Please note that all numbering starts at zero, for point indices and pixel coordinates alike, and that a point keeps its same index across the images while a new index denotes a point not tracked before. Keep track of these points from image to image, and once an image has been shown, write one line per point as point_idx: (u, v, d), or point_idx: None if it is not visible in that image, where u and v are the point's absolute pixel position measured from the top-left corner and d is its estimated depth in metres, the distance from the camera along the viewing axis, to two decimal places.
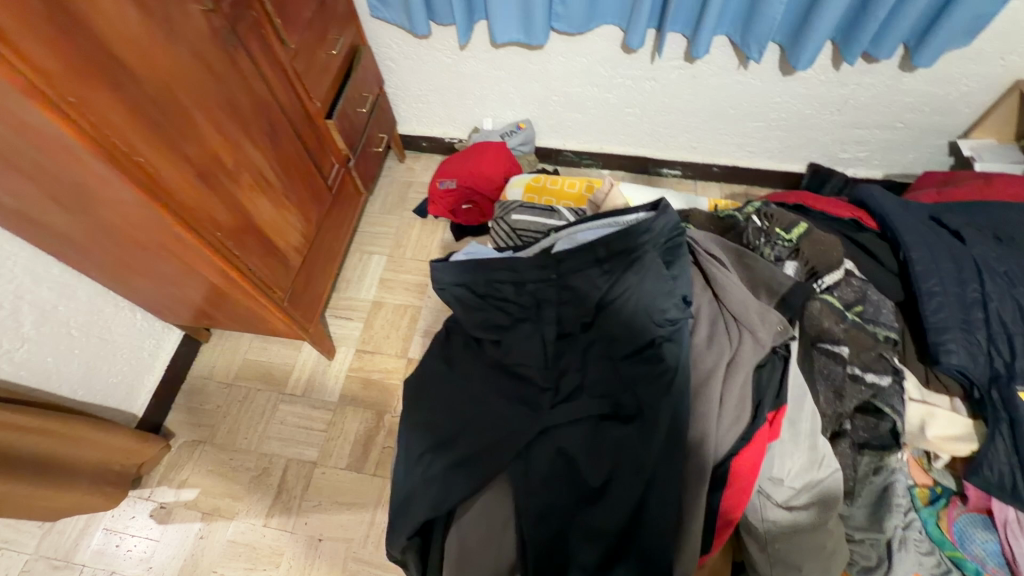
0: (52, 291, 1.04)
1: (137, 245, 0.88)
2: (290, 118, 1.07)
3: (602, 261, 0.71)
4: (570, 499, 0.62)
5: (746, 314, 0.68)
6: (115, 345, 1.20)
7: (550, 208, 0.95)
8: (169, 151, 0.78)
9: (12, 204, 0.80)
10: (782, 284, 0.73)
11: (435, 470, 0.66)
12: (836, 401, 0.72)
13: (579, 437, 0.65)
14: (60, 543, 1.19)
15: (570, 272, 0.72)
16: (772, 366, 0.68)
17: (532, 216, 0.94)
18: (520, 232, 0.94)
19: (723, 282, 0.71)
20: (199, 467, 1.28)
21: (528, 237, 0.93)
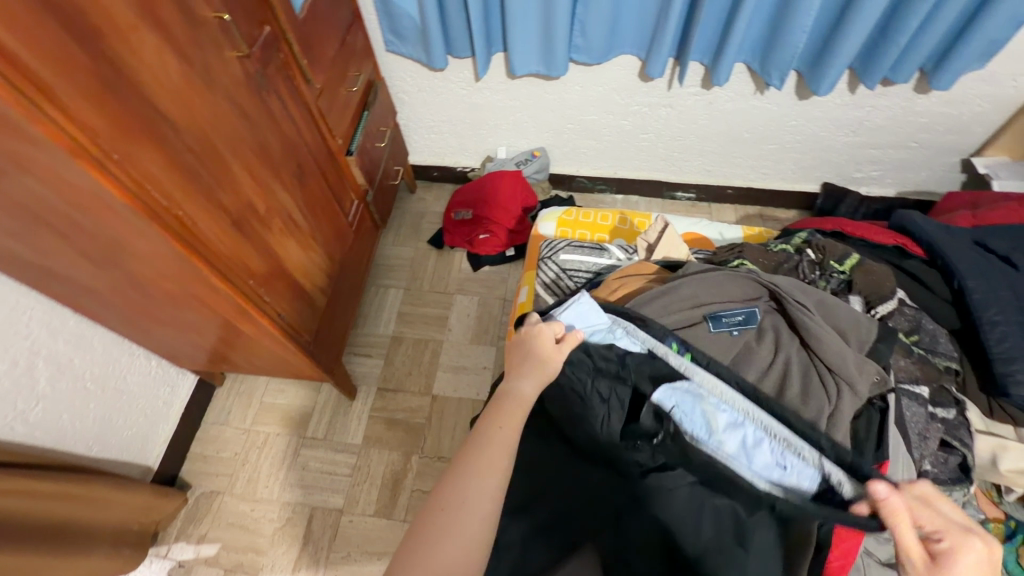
0: (68, 344, 0.99)
1: (167, 298, 0.85)
2: (315, 158, 1.05)
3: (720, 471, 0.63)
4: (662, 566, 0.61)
5: (844, 366, 0.67)
6: (130, 395, 1.14)
7: (599, 246, 0.94)
8: (205, 202, 0.76)
9: (40, 257, 0.76)
10: (870, 331, 0.71)
11: (514, 536, 0.68)
12: (920, 442, 0.69)
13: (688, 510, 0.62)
14: None
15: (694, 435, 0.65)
16: (869, 418, 0.67)
17: (581, 256, 0.92)
18: (570, 271, 0.91)
19: (816, 333, 0.70)
20: (219, 520, 1.22)
21: (578, 277, 0.90)
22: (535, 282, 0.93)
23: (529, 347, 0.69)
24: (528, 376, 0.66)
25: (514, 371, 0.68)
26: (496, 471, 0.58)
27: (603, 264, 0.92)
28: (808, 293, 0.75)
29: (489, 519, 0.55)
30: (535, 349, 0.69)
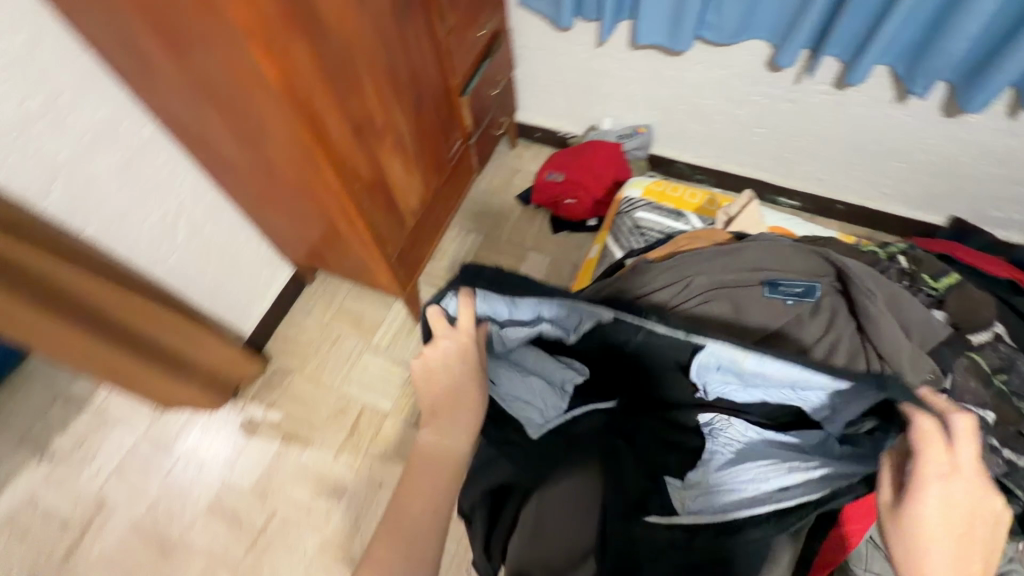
0: (205, 211, 1.17)
1: (288, 184, 0.99)
2: (434, 91, 1.14)
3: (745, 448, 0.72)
4: (662, 513, 0.68)
5: (897, 357, 0.64)
6: (241, 269, 1.33)
7: (676, 213, 0.99)
8: (338, 103, 0.87)
9: (209, 127, 0.92)
10: (934, 335, 0.69)
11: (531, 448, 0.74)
12: None
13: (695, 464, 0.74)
14: (166, 430, 1.38)
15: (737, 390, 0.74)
16: None
17: (657, 217, 0.99)
18: (643, 229, 0.98)
19: (874, 318, 0.67)
20: (287, 393, 1.40)
21: (650, 235, 0.97)
22: (609, 235, 1.01)
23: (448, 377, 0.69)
24: (463, 431, 0.69)
25: (446, 418, 0.69)
26: (428, 545, 0.65)
27: (676, 229, 0.97)
28: (882, 285, 0.71)
29: (439, 511, 0.67)
30: (452, 397, 0.69)
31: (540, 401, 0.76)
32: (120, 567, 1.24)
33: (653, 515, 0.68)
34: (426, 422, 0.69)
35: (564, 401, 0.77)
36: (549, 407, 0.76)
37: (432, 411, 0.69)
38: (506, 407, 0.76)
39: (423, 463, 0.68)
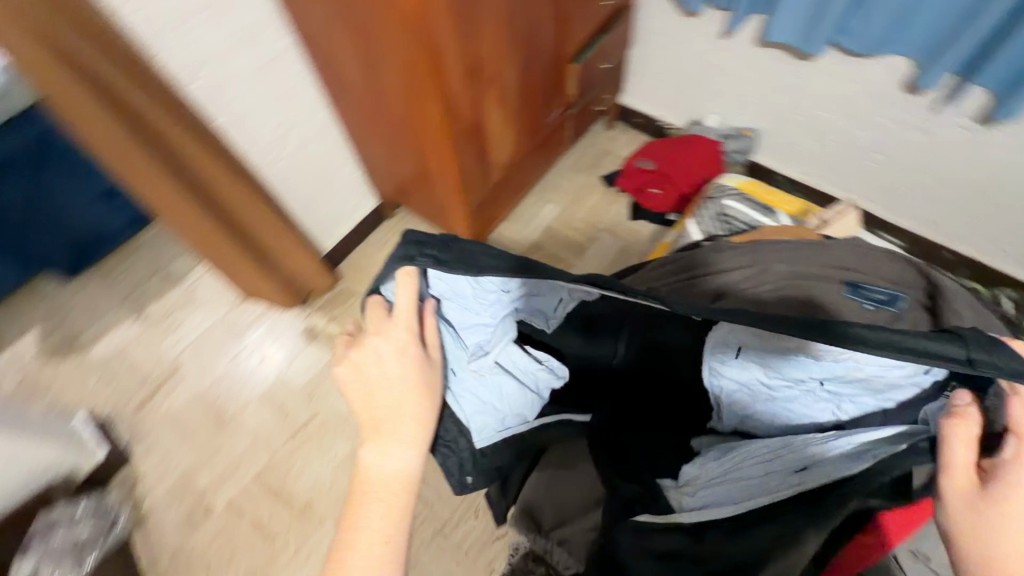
0: (316, 127, 1.28)
1: (397, 112, 1.06)
2: (547, 52, 1.16)
3: (772, 448, 0.70)
4: (656, 514, 0.70)
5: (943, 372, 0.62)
6: (335, 189, 1.44)
7: (766, 206, 0.98)
8: (459, 44, 0.91)
9: (344, 48, 1.00)
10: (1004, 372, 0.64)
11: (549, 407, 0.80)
12: None
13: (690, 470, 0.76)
14: (240, 318, 1.53)
15: (771, 392, 0.77)
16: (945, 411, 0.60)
17: (746, 208, 0.98)
18: (728, 218, 0.98)
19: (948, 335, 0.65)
20: (349, 312, 1.51)
21: (735, 226, 0.97)
22: (691, 218, 1.02)
23: (388, 383, 0.64)
24: (408, 448, 0.64)
25: (386, 434, 0.64)
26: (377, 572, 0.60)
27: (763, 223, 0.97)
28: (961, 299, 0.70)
29: (404, 518, 0.63)
30: (393, 407, 0.64)
31: (506, 411, 0.75)
32: (180, 423, 1.40)
33: (644, 514, 0.71)
34: (367, 438, 0.65)
35: (531, 411, 0.78)
36: (515, 416, 0.76)
37: (374, 427, 0.65)
38: (469, 424, 0.73)
39: (364, 489, 0.64)
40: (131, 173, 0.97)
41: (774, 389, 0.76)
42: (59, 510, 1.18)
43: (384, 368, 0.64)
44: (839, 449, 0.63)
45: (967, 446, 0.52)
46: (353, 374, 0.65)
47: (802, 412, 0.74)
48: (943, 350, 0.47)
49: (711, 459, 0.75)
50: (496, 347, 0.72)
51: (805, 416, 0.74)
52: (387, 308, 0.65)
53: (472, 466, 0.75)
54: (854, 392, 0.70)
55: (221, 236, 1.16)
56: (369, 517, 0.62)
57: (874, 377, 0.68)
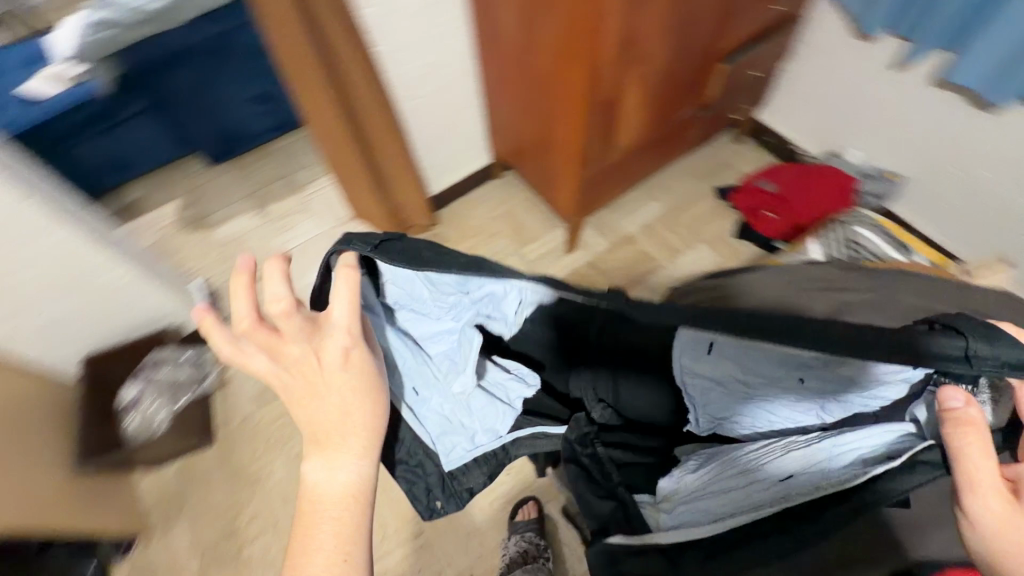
0: (460, 75, 1.35)
1: (543, 72, 1.10)
2: (700, 45, 1.14)
3: (755, 455, 0.75)
4: (631, 538, 0.71)
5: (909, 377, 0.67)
6: (458, 138, 1.52)
7: (900, 244, 1.17)
8: (623, 17, 0.92)
9: (515, 12, 1.06)
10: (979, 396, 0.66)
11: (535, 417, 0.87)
12: None
13: (668, 485, 0.84)
14: (344, 235, 1.68)
15: (750, 393, 0.83)
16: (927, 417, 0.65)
17: (879, 239, 1.18)
18: (859, 244, 1.19)
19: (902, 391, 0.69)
20: None
21: (861, 251, 1.18)
22: (822, 239, 1.25)
23: (324, 379, 0.55)
24: (353, 452, 0.56)
25: (331, 439, 0.55)
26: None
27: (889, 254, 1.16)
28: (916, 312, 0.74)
29: (359, 532, 0.55)
30: (338, 416, 0.55)
31: (475, 427, 0.78)
32: None
33: (618, 538, 0.72)
34: (309, 451, 0.55)
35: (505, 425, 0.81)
36: (486, 433, 0.79)
37: (314, 434, 0.55)
38: (437, 446, 0.75)
39: (308, 507, 0.54)
40: (292, 66, 1.07)
41: (755, 391, 0.83)
42: (170, 350, 1.34)
43: (325, 365, 0.55)
44: (823, 460, 0.66)
45: (980, 454, 0.50)
46: (286, 377, 0.55)
47: (786, 415, 0.79)
48: (946, 350, 0.46)
49: (691, 470, 0.83)
50: (469, 363, 0.73)
51: (790, 420, 0.79)
52: (303, 304, 0.56)
53: (442, 490, 0.78)
54: (836, 395, 0.74)
55: (352, 147, 1.25)
56: (320, 537, 0.53)
57: (862, 376, 0.69)
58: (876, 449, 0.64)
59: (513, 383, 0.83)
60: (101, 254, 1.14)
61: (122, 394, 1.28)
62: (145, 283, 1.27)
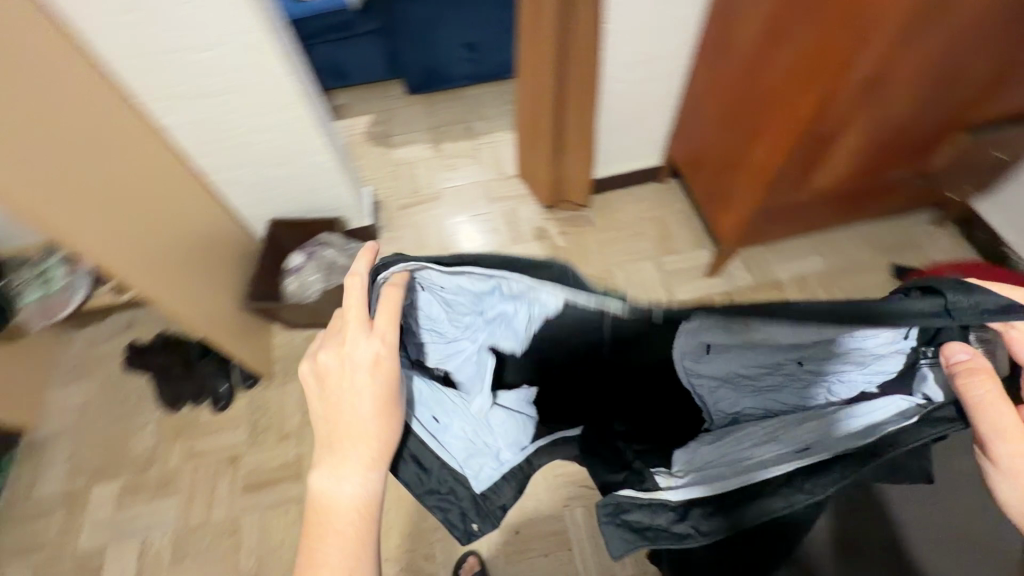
0: (669, 73, 1.36)
1: (764, 92, 1.08)
2: (946, 107, 1.05)
3: (766, 431, 0.76)
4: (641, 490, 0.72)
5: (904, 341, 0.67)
6: (641, 133, 1.53)
7: None
8: (881, 56, 0.88)
9: (763, 32, 1.04)
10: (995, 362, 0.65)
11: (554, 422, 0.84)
12: None
13: (685, 456, 0.82)
14: (502, 190, 1.79)
15: (757, 384, 0.79)
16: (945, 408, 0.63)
17: None
18: None
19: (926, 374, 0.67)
20: (580, 236, 1.65)
21: None
22: None
23: (349, 399, 0.60)
24: (358, 470, 0.60)
25: (341, 456, 0.61)
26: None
27: None
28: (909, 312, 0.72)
29: (366, 539, 0.61)
30: (356, 425, 0.60)
31: (498, 444, 0.75)
32: (423, 234, 1.71)
33: (626, 492, 0.71)
34: (321, 458, 0.62)
35: (526, 437, 0.79)
36: (511, 449, 0.77)
37: (330, 442, 0.62)
38: (465, 470, 0.70)
39: (317, 508, 0.61)
40: (529, 17, 1.15)
41: (760, 382, 0.79)
42: (338, 238, 1.50)
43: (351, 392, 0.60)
44: (834, 429, 0.69)
45: (997, 401, 0.57)
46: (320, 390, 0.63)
47: (792, 397, 0.77)
48: (930, 314, 0.53)
49: (707, 443, 0.81)
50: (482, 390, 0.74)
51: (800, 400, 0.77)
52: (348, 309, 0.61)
53: (478, 513, 0.69)
54: (841, 372, 0.73)
55: (548, 110, 1.32)
56: (328, 547, 0.60)
57: (857, 352, 0.69)
58: (885, 417, 0.67)
59: (520, 393, 0.80)
60: (312, 140, 1.32)
61: (291, 258, 1.45)
62: (332, 177, 1.44)
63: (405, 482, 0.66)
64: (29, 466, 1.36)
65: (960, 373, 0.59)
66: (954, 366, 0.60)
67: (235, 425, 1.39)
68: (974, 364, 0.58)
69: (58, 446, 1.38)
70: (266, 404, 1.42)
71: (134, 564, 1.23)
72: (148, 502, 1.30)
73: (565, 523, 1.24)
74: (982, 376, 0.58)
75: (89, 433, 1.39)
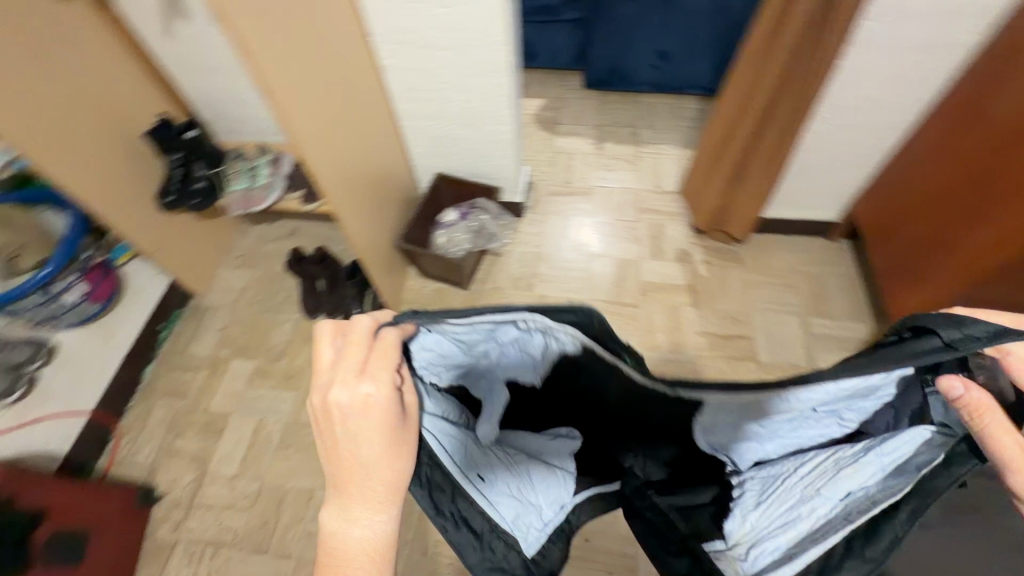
0: (885, 131, 1.25)
1: (1008, 177, 0.96)
2: None
3: (805, 481, 0.69)
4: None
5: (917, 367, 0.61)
6: (828, 185, 1.42)
7: None
8: None
9: (1005, 130, 0.97)
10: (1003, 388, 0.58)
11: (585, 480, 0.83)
12: None
13: (735, 526, 0.73)
14: (654, 203, 1.76)
15: (775, 428, 0.74)
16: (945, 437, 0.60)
17: None
18: None
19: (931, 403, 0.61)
20: (726, 271, 1.57)
21: None
22: None
23: (361, 442, 0.55)
24: (375, 513, 0.56)
25: (354, 500, 0.56)
26: None
27: None
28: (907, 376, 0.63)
29: None
30: (368, 468, 0.56)
31: (540, 501, 0.75)
32: (565, 223, 1.73)
33: None
34: (331, 500, 0.57)
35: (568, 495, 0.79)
36: (552, 506, 0.76)
37: (340, 485, 0.57)
38: (515, 532, 0.69)
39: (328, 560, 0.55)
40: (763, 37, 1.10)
41: (772, 424, 0.73)
42: (495, 207, 1.57)
43: (363, 433, 0.55)
44: (869, 477, 0.63)
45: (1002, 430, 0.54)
46: (323, 436, 0.57)
47: (809, 435, 0.73)
48: (925, 353, 0.54)
49: (754, 506, 0.72)
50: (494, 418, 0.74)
51: (814, 435, 0.72)
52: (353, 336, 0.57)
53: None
54: (849, 405, 0.68)
55: (748, 126, 1.25)
56: None
57: (866, 389, 0.63)
58: (912, 456, 0.61)
59: (564, 443, 0.84)
60: (501, 110, 1.36)
61: (443, 215, 1.53)
62: (505, 148, 1.49)
63: (460, 551, 0.62)
64: (190, 325, 1.57)
65: (964, 405, 0.55)
66: (954, 397, 0.56)
67: None
68: (973, 397, 0.55)
69: (215, 316, 1.58)
70: None
71: (249, 438, 1.38)
72: (271, 388, 1.45)
73: (637, 549, 1.20)
74: (982, 411, 0.54)
75: (241, 314, 1.58)
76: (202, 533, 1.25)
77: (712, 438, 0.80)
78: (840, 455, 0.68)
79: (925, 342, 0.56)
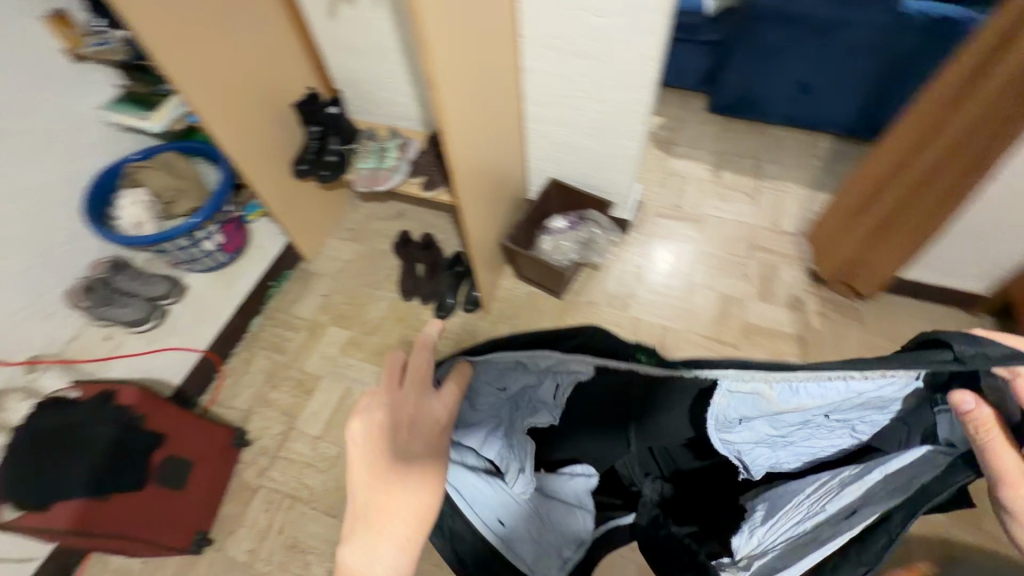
0: None
1: None
2: None
3: (813, 499, 0.84)
4: None
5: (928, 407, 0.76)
6: (987, 254, 1.27)
7: None
8: None
9: None
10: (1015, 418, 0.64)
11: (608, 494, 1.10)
12: None
13: (743, 542, 0.91)
14: (769, 241, 1.66)
15: (788, 440, 0.93)
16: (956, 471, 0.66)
17: None
18: None
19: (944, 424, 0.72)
20: (842, 327, 1.46)
21: None
22: None
23: (402, 470, 0.56)
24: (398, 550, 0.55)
25: (381, 533, 0.54)
26: None
27: None
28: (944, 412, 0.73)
29: None
30: (404, 499, 0.56)
31: (562, 548, 1.02)
32: (671, 247, 1.67)
33: None
34: (354, 532, 0.54)
35: (584, 530, 1.04)
36: (571, 547, 1.02)
37: (364, 515, 0.55)
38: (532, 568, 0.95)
39: None
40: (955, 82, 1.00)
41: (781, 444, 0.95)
42: (607, 220, 1.55)
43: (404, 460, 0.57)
44: (862, 487, 0.77)
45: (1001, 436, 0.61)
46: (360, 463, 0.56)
47: (821, 444, 0.90)
48: (932, 359, 0.61)
49: (761, 523, 0.91)
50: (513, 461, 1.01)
51: (828, 445, 0.90)
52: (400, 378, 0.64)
53: None
54: (860, 418, 0.83)
55: (930, 160, 1.10)
56: None
57: (877, 397, 0.77)
58: (896, 467, 0.76)
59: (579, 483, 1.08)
60: (632, 126, 1.33)
61: (551, 221, 1.54)
62: (626, 164, 1.45)
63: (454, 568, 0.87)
64: (297, 285, 1.66)
65: (967, 419, 0.63)
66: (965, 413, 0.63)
67: (444, 335, 1.55)
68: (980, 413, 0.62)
69: (320, 282, 1.67)
70: (474, 332, 1.54)
71: (335, 403, 1.44)
72: (361, 360, 1.51)
73: None
74: (985, 427, 0.62)
75: (344, 284, 1.66)
76: (283, 483, 1.32)
77: (727, 439, 0.99)
78: (846, 475, 0.83)
79: (936, 352, 0.62)
